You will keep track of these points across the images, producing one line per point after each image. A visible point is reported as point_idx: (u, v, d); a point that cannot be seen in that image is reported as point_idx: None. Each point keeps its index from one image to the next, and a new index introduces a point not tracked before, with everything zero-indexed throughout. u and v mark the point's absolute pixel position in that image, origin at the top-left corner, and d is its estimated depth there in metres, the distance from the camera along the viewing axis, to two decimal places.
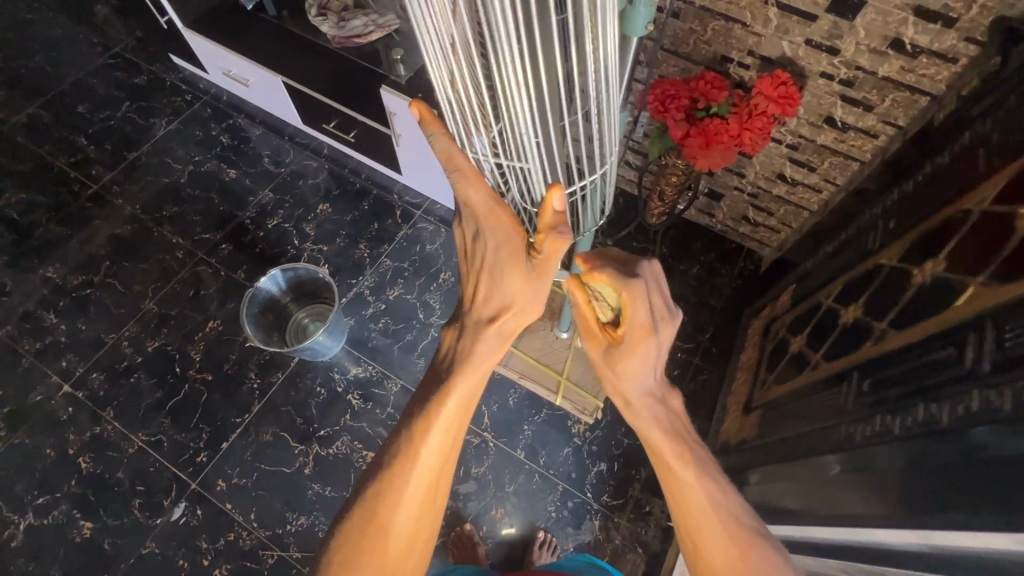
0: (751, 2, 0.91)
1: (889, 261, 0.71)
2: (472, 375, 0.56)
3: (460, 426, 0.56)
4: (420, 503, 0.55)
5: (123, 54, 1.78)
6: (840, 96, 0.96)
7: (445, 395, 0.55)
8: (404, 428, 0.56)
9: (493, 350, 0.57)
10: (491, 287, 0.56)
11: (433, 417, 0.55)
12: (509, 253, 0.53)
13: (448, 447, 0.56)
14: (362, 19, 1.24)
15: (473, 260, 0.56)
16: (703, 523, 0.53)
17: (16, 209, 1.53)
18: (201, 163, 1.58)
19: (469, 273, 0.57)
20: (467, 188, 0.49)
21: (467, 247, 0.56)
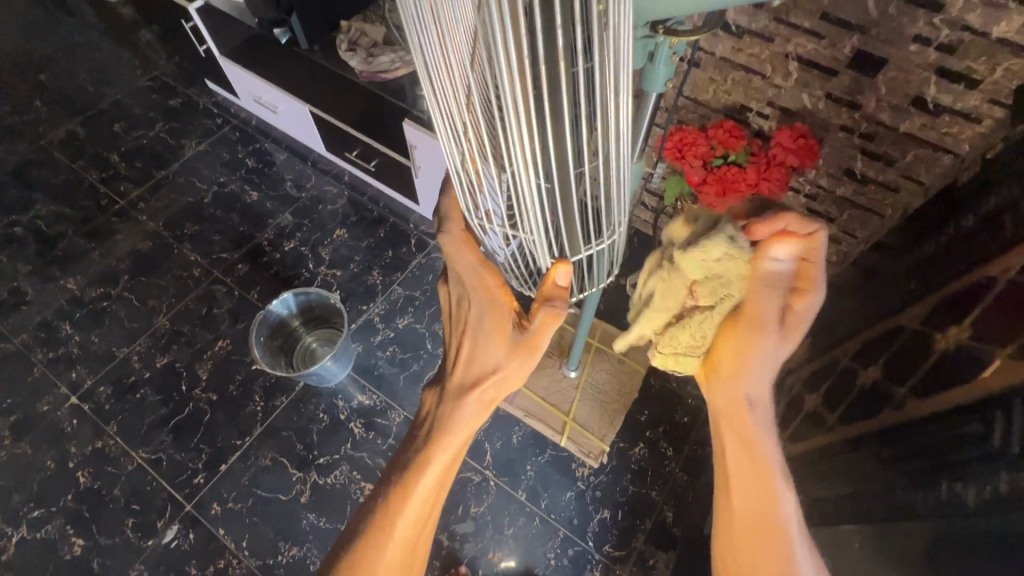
0: (772, 56, 0.92)
1: (910, 322, 0.69)
2: (460, 434, 0.61)
3: (450, 475, 0.63)
4: (407, 544, 0.62)
5: (162, 77, 1.86)
6: (861, 149, 0.96)
7: (432, 453, 0.61)
8: (391, 484, 0.62)
9: (471, 419, 0.61)
10: (477, 351, 0.59)
11: (418, 479, 0.61)
12: (494, 317, 0.58)
13: (426, 506, 0.62)
14: (389, 55, 1.25)
15: (456, 328, 0.62)
16: (768, 522, 0.58)
17: (44, 220, 1.58)
18: (226, 185, 1.62)
19: (457, 333, 0.61)
20: (457, 262, 0.58)
21: (455, 312, 0.61)
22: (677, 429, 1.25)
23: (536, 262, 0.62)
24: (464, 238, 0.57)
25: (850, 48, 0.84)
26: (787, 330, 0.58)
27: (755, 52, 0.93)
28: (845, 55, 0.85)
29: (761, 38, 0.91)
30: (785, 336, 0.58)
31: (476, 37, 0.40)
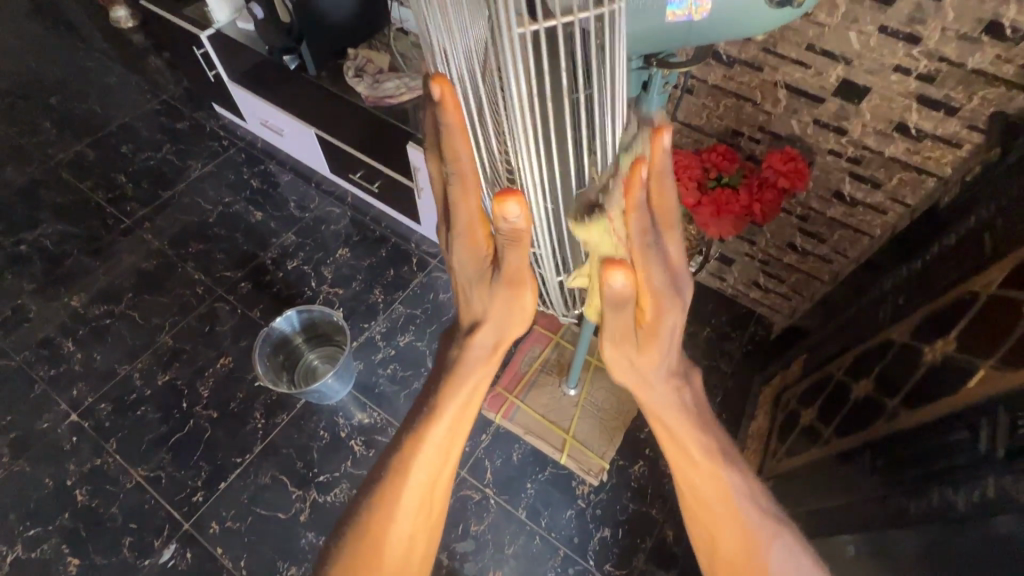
0: (761, 83, 0.97)
1: (899, 336, 0.71)
2: (472, 383, 0.53)
3: (467, 428, 0.55)
4: (421, 509, 0.54)
5: (170, 101, 1.91)
6: (849, 172, 1.01)
7: (441, 406, 0.53)
8: (399, 445, 0.54)
9: (480, 365, 0.52)
10: (472, 295, 0.50)
11: (427, 433, 0.52)
12: (474, 263, 0.48)
13: (440, 459, 0.54)
14: (395, 82, 1.31)
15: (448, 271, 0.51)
16: (711, 516, 0.52)
17: (50, 239, 1.60)
18: (230, 205, 1.65)
19: (455, 276, 0.50)
20: (459, 191, 0.43)
21: (455, 258, 0.47)
22: None
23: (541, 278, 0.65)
24: (474, 176, 0.42)
25: (835, 76, 0.89)
26: (650, 342, 0.50)
27: (745, 80, 0.98)
28: (831, 83, 0.91)
29: (751, 67, 0.96)
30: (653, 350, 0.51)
31: (483, 55, 0.42)
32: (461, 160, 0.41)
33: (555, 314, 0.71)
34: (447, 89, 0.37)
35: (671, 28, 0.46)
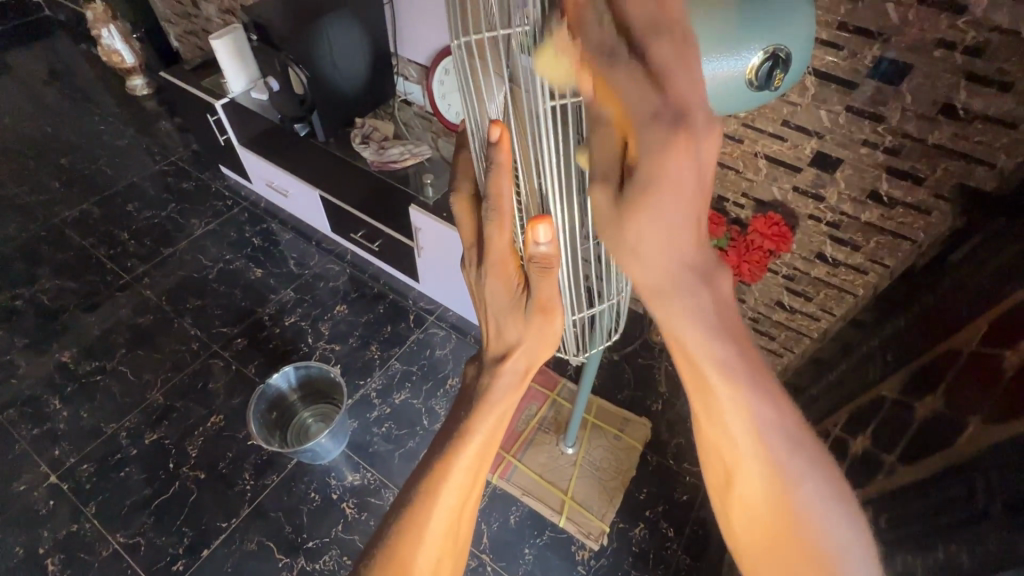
0: (744, 154, 1.09)
1: (890, 391, 0.74)
2: (502, 402, 0.51)
3: (493, 453, 0.51)
4: (447, 539, 0.49)
5: (178, 162, 1.98)
6: (828, 235, 1.10)
7: (470, 425, 0.50)
8: (423, 477, 0.49)
9: (509, 390, 0.51)
10: (503, 322, 0.51)
11: (452, 459, 0.49)
12: (506, 292, 0.49)
13: (471, 483, 0.50)
14: (399, 148, 1.40)
15: (478, 301, 0.53)
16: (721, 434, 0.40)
17: (47, 294, 1.60)
18: (231, 262, 1.68)
19: (485, 303, 0.51)
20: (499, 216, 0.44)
21: (489, 285, 0.49)
22: (676, 508, 1.23)
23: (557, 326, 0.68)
24: (512, 211, 0.44)
25: (810, 149, 1.01)
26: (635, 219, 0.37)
27: (729, 151, 1.10)
28: (806, 154, 1.02)
29: (733, 140, 1.09)
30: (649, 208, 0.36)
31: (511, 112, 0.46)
32: (503, 198, 0.43)
33: (568, 360, 0.72)
34: (506, 132, 0.40)
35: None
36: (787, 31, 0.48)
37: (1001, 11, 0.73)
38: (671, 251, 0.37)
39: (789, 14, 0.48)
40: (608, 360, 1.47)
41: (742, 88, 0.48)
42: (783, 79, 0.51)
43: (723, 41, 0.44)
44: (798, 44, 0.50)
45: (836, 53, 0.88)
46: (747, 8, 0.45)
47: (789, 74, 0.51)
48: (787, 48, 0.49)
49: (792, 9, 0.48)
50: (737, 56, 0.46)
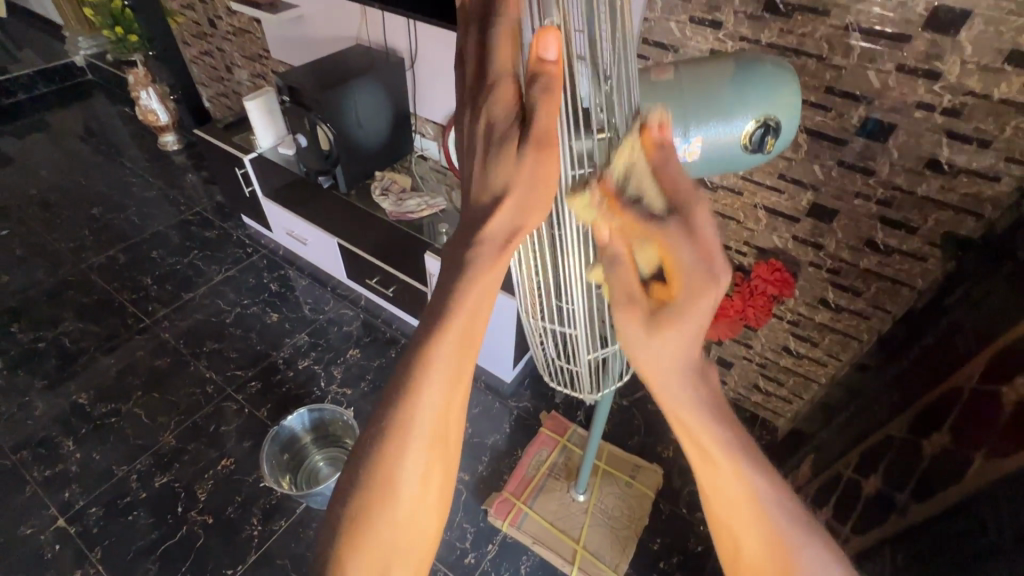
0: (744, 205, 1.16)
1: (897, 432, 0.75)
2: (466, 310, 0.39)
3: (462, 395, 0.40)
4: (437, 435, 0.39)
5: (202, 212, 2.08)
6: (830, 282, 1.14)
7: (431, 355, 0.38)
8: (378, 438, 0.38)
9: (495, 255, 0.40)
10: (495, 160, 0.40)
11: (413, 404, 0.38)
12: (499, 127, 0.39)
13: (459, 366, 0.39)
14: (417, 200, 1.47)
15: (464, 151, 0.42)
16: (716, 479, 0.39)
17: (69, 336, 1.64)
18: (248, 307, 1.73)
19: (470, 224, 0.41)
20: (513, 142, 0.39)
21: (494, 212, 0.41)
22: (690, 559, 1.20)
23: (570, 363, 0.71)
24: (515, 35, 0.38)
25: (806, 200, 1.08)
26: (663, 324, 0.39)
27: (729, 203, 1.18)
28: (803, 205, 1.09)
29: (733, 192, 1.15)
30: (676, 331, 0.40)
31: None
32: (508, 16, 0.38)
33: (582, 400, 0.75)
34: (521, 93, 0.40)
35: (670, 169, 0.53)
36: (777, 106, 0.53)
37: (972, 77, 0.81)
38: (684, 353, 0.40)
39: (777, 88, 0.54)
40: (617, 405, 1.48)
41: (736, 151, 0.54)
42: (774, 143, 0.55)
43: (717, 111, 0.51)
44: (787, 113, 0.55)
45: (826, 114, 0.96)
46: (737, 85, 0.52)
47: (781, 139, 0.55)
48: (778, 119, 0.54)
49: (779, 83, 0.54)
50: (730, 124, 0.52)
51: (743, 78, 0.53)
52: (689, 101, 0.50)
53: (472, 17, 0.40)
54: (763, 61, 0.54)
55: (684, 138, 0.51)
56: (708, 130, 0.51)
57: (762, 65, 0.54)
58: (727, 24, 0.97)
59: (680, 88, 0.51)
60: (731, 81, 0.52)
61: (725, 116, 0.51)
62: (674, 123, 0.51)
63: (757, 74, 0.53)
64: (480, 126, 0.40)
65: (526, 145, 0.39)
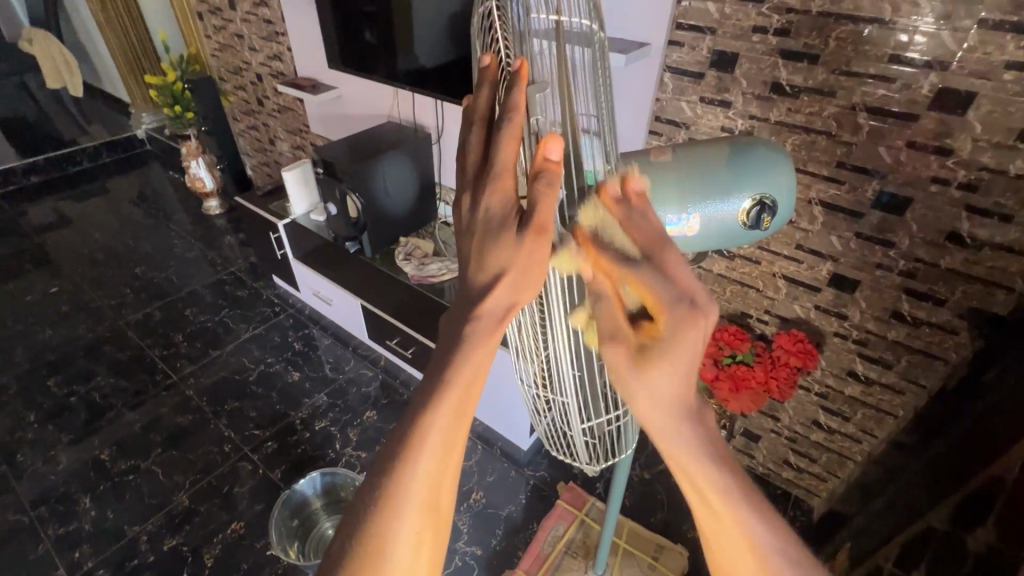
0: (762, 274, 1.16)
1: (940, 522, 0.70)
2: (462, 381, 0.37)
3: (455, 465, 0.37)
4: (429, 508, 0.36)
5: (236, 272, 2.18)
6: (858, 353, 1.11)
7: (426, 425, 0.36)
8: (365, 514, 0.35)
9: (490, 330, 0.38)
10: (491, 244, 0.38)
11: (404, 474, 0.35)
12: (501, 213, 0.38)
13: (454, 438, 0.36)
14: (439, 264, 1.52)
15: (464, 233, 0.40)
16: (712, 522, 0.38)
17: (99, 391, 1.69)
18: (271, 365, 1.76)
19: (465, 300, 0.39)
20: (512, 229, 0.37)
21: (490, 288, 0.38)
22: None
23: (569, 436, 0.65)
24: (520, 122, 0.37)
25: (826, 270, 1.07)
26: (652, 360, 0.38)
27: (747, 271, 1.18)
28: (823, 275, 1.08)
29: (750, 261, 1.16)
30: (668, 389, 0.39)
31: None
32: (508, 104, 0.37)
33: (580, 469, 0.68)
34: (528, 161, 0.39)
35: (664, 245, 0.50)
36: (774, 183, 0.51)
37: (985, 153, 0.82)
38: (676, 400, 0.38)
39: (773, 167, 0.51)
40: (638, 477, 1.42)
41: (731, 228, 0.51)
42: (770, 221, 0.52)
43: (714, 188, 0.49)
44: (784, 192, 0.52)
45: (839, 188, 0.97)
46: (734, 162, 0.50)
47: (778, 218, 0.52)
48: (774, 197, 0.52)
49: (775, 163, 0.51)
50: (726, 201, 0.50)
51: (738, 158, 0.50)
52: (682, 180, 0.48)
53: (480, 118, 0.39)
54: (759, 141, 0.52)
55: (679, 214, 0.49)
56: (705, 208, 0.49)
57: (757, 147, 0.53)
58: (736, 103, 1.01)
59: (671, 169, 0.48)
60: (726, 160, 0.49)
61: (722, 192, 0.49)
62: (672, 201, 0.48)
63: (752, 153, 0.50)
64: (478, 215, 0.39)
65: (525, 231, 0.37)
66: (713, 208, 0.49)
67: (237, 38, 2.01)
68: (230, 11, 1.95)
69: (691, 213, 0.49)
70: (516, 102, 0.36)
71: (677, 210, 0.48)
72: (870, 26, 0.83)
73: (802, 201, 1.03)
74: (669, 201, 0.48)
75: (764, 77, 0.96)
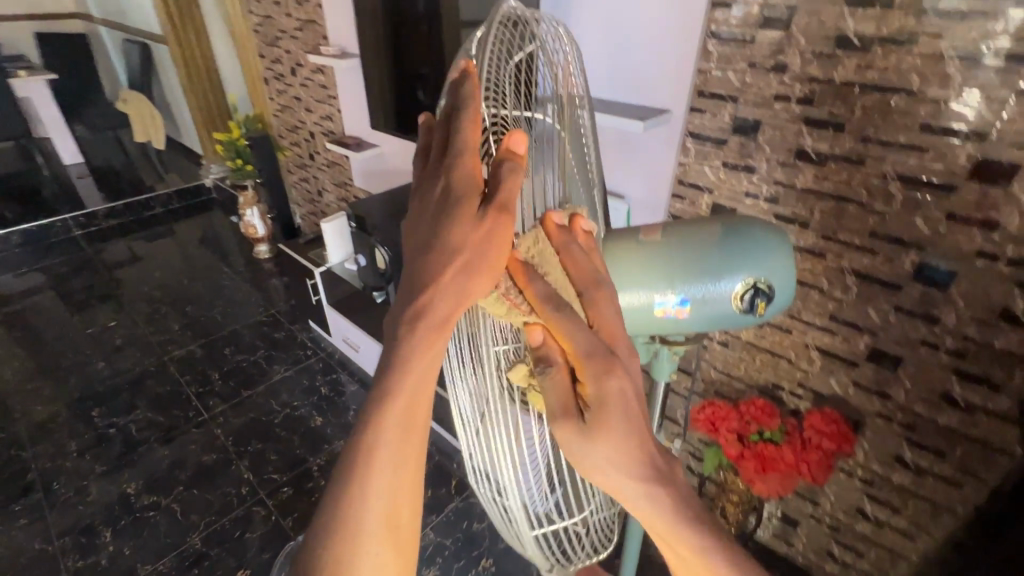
0: (793, 344, 1.09)
1: None
2: (404, 398, 0.33)
3: (411, 485, 0.33)
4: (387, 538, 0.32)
5: (276, 313, 2.28)
6: (904, 438, 1.01)
7: (371, 449, 0.32)
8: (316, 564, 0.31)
9: (433, 327, 0.34)
10: (444, 225, 0.34)
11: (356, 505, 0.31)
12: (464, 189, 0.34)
13: (404, 452, 0.33)
14: None
15: (415, 220, 0.35)
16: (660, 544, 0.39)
17: (136, 424, 1.76)
18: (297, 408, 1.79)
19: (406, 298, 0.34)
20: (470, 205, 0.34)
21: (438, 280, 0.34)
22: None
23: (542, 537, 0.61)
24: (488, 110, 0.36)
25: (863, 343, 0.99)
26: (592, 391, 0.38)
27: (777, 340, 1.11)
28: (860, 349, 1.00)
29: (780, 329, 1.09)
30: (611, 429, 0.38)
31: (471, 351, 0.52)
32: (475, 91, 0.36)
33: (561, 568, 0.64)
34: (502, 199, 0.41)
35: (652, 323, 0.52)
36: (773, 268, 0.51)
37: None
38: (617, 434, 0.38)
39: (770, 251, 0.51)
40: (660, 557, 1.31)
41: (724, 309, 0.52)
42: (766, 307, 0.53)
43: (706, 271, 0.50)
44: (783, 277, 0.52)
45: (873, 257, 0.92)
46: (731, 244, 0.50)
47: (773, 303, 0.52)
48: (772, 282, 0.52)
49: (772, 250, 0.51)
50: (722, 282, 0.50)
51: (732, 243, 0.50)
52: (670, 262, 0.50)
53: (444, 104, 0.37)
54: (760, 223, 0.52)
55: (667, 293, 0.51)
56: (696, 288, 0.50)
57: (760, 227, 0.52)
58: (760, 169, 0.99)
59: (658, 252, 0.50)
60: (721, 241, 0.50)
61: (716, 274, 0.50)
62: (661, 281, 0.50)
63: (746, 239, 0.50)
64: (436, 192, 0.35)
65: (485, 211, 0.34)
66: (700, 293, 0.50)
67: (296, 100, 2.20)
68: (291, 76, 2.14)
69: (676, 296, 0.50)
70: (472, 84, 0.35)
71: (661, 292, 0.50)
72: (897, 95, 0.80)
73: (833, 269, 0.97)
74: (658, 282, 0.50)
75: (788, 144, 0.94)
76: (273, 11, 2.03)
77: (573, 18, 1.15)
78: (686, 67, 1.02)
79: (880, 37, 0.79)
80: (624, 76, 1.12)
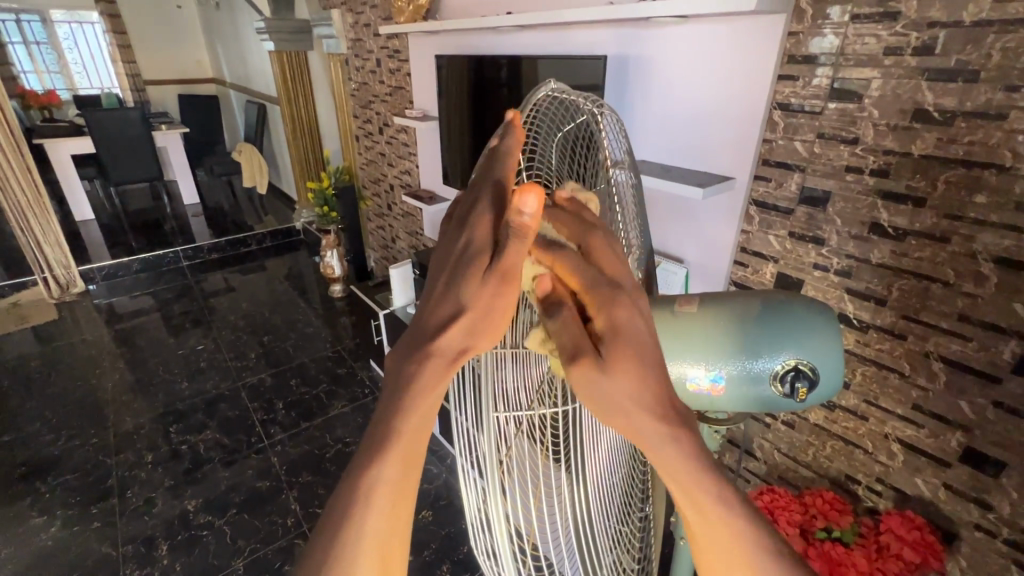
0: (870, 432, 0.99)
1: None
2: (406, 433, 0.28)
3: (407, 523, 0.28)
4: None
5: (342, 350, 2.41)
6: (1012, 559, 0.86)
7: (370, 488, 0.27)
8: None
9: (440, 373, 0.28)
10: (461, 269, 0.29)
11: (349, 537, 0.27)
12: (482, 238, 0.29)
13: (400, 494, 0.27)
14: None
15: (438, 260, 0.30)
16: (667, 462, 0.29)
17: (205, 443, 1.89)
18: (349, 445, 1.85)
19: (421, 329, 0.29)
20: (481, 265, 0.28)
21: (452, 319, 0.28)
22: None
23: None
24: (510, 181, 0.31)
25: (956, 442, 0.87)
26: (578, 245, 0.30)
27: (851, 426, 1.01)
28: (952, 447, 0.88)
29: (855, 415, 1.00)
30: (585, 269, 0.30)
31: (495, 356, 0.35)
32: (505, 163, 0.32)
33: None
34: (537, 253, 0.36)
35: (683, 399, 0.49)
36: (812, 349, 0.49)
37: None
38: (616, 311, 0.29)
39: (809, 331, 0.49)
40: None
41: (763, 392, 0.49)
42: (808, 393, 0.50)
43: (742, 348, 0.48)
44: (825, 359, 0.49)
45: (964, 342, 0.82)
46: (767, 321, 0.48)
47: (814, 387, 0.49)
48: (812, 364, 0.49)
49: (813, 330, 0.49)
50: (756, 360, 0.48)
51: (771, 320, 0.49)
52: (708, 334, 0.48)
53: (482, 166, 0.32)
54: (799, 302, 0.51)
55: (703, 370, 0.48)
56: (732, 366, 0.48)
57: (797, 306, 0.50)
58: (830, 241, 0.94)
59: (694, 323, 0.47)
60: (758, 318, 0.48)
61: (749, 351, 0.48)
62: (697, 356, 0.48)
63: (786, 317, 0.49)
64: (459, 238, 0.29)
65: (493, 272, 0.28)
66: (735, 370, 0.48)
67: (381, 156, 2.40)
68: (379, 135, 2.36)
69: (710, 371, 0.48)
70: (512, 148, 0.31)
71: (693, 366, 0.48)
72: (987, 171, 0.74)
73: (917, 354, 0.88)
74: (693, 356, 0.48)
75: (862, 217, 0.89)
76: (369, 79, 2.27)
77: (640, 88, 1.20)
78: (751, 136, 1.01)
79: (964, 111, 0.74)
80: (688, 144, 1.14)
